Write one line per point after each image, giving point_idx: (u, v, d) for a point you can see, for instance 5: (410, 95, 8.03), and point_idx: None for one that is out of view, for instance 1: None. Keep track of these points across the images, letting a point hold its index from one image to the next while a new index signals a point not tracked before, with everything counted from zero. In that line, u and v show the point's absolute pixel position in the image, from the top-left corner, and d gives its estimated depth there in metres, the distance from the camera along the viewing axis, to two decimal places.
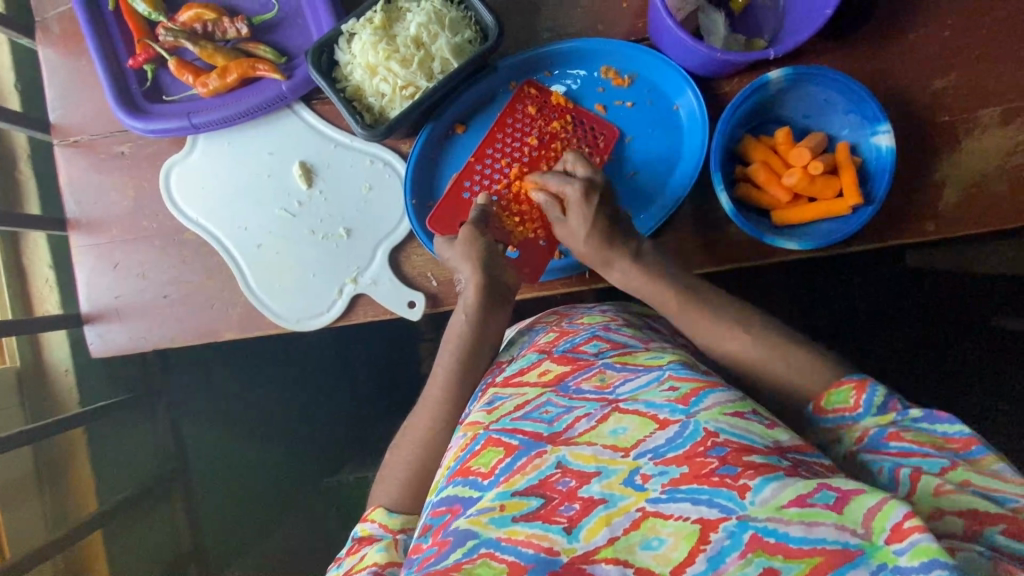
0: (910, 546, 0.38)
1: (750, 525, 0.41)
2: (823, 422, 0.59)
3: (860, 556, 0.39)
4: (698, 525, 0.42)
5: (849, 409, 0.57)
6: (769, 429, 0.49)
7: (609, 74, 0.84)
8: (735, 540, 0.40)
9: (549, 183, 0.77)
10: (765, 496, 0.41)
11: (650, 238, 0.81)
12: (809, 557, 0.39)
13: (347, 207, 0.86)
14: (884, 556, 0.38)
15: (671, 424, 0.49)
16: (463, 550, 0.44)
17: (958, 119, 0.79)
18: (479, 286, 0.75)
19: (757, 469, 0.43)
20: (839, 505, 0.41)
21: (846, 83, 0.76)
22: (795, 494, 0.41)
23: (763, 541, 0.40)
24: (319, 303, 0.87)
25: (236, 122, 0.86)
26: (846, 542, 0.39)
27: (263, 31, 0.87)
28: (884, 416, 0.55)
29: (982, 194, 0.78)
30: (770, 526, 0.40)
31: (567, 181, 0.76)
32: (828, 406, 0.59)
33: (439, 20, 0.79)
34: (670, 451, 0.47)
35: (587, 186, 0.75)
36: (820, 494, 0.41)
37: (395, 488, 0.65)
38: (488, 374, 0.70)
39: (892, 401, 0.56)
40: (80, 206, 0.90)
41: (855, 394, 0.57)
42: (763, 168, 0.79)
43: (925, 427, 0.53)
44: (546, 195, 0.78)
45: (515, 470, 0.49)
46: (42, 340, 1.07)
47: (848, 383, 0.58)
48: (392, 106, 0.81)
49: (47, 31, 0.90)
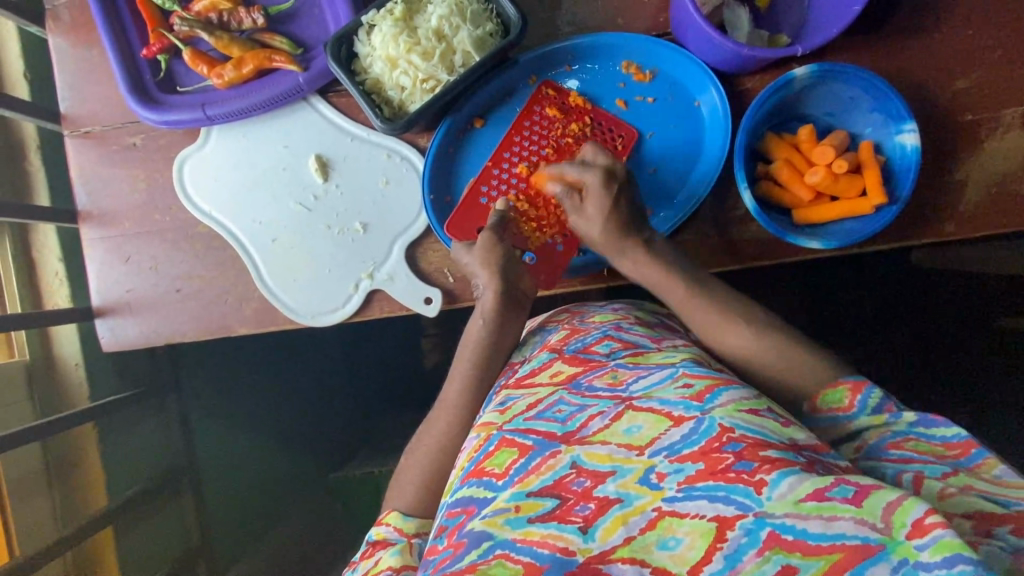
0: (932, 541, 0.37)
1: (767, 521, 0.40)
2: (818, 421, 0.59)
3: (882, 552, 0.38)
4: (715, 523, 0.41)
5: (844, 409, 0.58)
6: (785, 427, 0.48)
7: (630, 68, 0.83)
8: (752, 537, 0.40)
9: (565, 172, 0.76)
10: (782, 491, 0.41)
11: (667, 235, 0.80)
12: (827, 554, 0.38)
13: (362, 201, 0.85)
14: (906, 551, 0.37)
15: (685, 421, 0.47)
16: (479, 552, 0.43)
17: (980, 118, 0.78)
18: (497, 294, 0.74)
19: (774, 463, 0.42)
20: (858, 498, 0.40)
21: (872, 81, 0.75)
22: (813, 488, 0.40)
23: (781, 538, 0.39)
24: (335, 298, 0.86)
25: (252, 114, 0.85)
26: (866, 537, 0.38)
27: (279, 21, 0.86)
28: (878, 417, 0.56)
29: (1005, 194, 0.78)
30: (788, 522, 0.40)
31: (586, 170, 0.75)
32: (824, 405, 0.60)
33: (461, 13, 0.78)
34: (685, 448, 0.46)
35: (608, 175, 0.74)
36: (839, 488, 0.41)
37: (409, 490, 0.64)
38: (502, 376, 0.69)
39: (888, 403, 0.57)
40: (91, 197, 0.89)
41: (850, 394, 0.58)
42: (786, 166, 0.78)
43: (921, 431, 0.53)
44: (562, 185, 0.76)
45: (530, 470, 0.48)
46: (51, 334, 1.06)
47: (844, 385, 0.60)
48: (412, 100, 0.80)
49: (58, 18, 0.88)
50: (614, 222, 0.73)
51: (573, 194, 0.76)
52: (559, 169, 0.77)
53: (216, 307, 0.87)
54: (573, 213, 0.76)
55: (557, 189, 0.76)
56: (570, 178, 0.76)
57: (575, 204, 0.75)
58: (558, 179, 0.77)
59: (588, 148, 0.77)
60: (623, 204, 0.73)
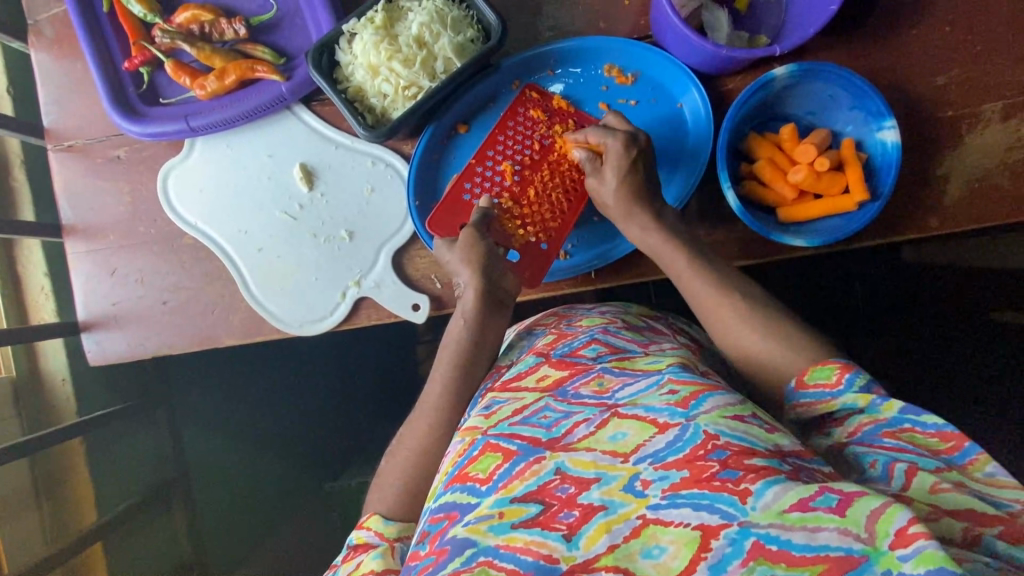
0: (915, 552, 0.37)
1: (752, 531, 0.40)
2: (802, 397, 0.58)
3: (865, 563, 0.38)
4: (699, 531, 0.41)
5: (831, 386, 0.56)
6: (770, 433, 0.48)
7: (612, 71, 0.83)
8: (737, 547, 0.40)
9: (588, 137, 0.77)
10: (767, 501, 0.41)
11: (678, 209, 0.81)
12: (811, 566, 0.38)
13: (347, 209, 0.85)
14: (889, 562, 0.38)
15: (671, 428, 0.47)
16: (461, 560, 0.43)
17: (961, 114, 0.79)
18: (478, 291, 0.74)
19: (759, 473, 0.42)
20: (842, 507, 0.40)
21: (851, 79, 0.76)
22: (797, 498, 0.41)
23: (766, 548, 0.39)
24: (321, 307, 0.85)
25: (235, 124, 0.85)
26: (850, 548, 0.38)
27: (261, 31, 0.86)
28: (865, 395, 0.54)
29: (985, 189, 0.78)
30: (773, 532, 0.40)
31: (612, 133, 0.76)
32: (809, 381, 0.58)
33: (442, 19, 0.78)
34: (670, 455, 0.45)
35: (628, 140, 0.75)
36: (823, 497, 0.41)
37: (395, 496, 0.64)
38: (486, 379, 0.69)
39: (875, 385, 0.55)
40: (75, 211, 0.89)
41: (838, 372, 0.56)
42: (769, 165, 0.78)
43: (912, 419, 0.52)
44: (586, 150, 0.77)
45: (514, 476, 0.48)
46: (37, 349, 1.06)
47: (832, 363, 0.58)
48: (394, 107, 0.80)
49: (40, 33, 0.88)
50: (631, 185, 0.75)
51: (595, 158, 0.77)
52: (582, 134, 0.78)
53: (202, 318, 0.87)
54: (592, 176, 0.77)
55: (582, 153, 0.77)
56: (593, 143, 0.77)
57: (596, 168, 0.77)
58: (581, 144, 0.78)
59: (611, 118, 0.79)
60: (640, 167, 0.75)
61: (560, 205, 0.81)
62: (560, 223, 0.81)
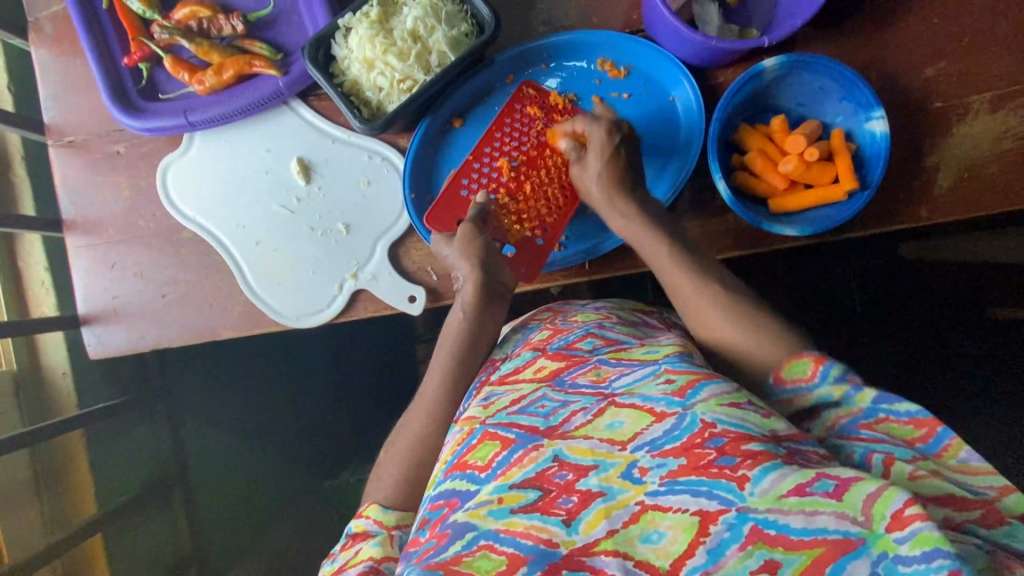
0: (911, 534, 0.38)
1: (750, 516, 0.40)
2: (781, 391, 0.58)
3: (861, 546, 0.39)
4: (698, 517, 0.41)
5: (806, 380, 0.57)
6: (766, 418, 0.48)
7: (605, 65, 0.84)
8: (735, 532, 0.40)
9: (574, 127, 0.79)
10: (764, 487, 0.41)
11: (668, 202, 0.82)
12: (809, 549, 0.39)
13: (343, 203, 0.86)
14: (885, 544, 0.39)
15: (667, 417, 0.47)
16: (462, 543, 0.44)
17: (949, 104, 0.79)
18: (477, 286, 0.75)
19: (756, 459, 0.43)
20: (839, 492, 0.41)
21: (839, 69, 0.77)
22: (794, 484, 0.41)
23: (764, 533, 0.40)
24: (318, 300, 0.86)
25: (232, 119, 0.86)
26: (847, 531, 0.39)
27: (259, 28, 0.87)
28: (839, 386, 0.55)
29: (974, 178, 0.79)
30: (770, 517, 0.40)
31: (596, 121, 0.77)
32: (787, 377, 0.58)
33: (436, 14, 0.80)
34: (667, 444, 0.46)
35: (612, 128, 0.76)
36: (819, 482, 0.41)
37: (392, 484, 0.65)
38: (481, 372, 0.69)
39: (850, 375, 0.56)
40: (75, 206, 0.90)
41: (813, 366, 0.57)
42: (760, 155, 0.79)
43: (885, 408, 0.52)
44: (571, 139, 0.79)
45: (513, 463, 0.48)
46: (38, 343, 1.08)
47: (806, 356, 0.58)
48: (389, 100, 0.81)
49: (40, 30, 0.90)
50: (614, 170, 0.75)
51: (579, 148, 0.78)
52: (570, 125, 0.79)
53: (201, 311, 0.88)
54: (576, 164, 0.78)
55: (567, 143, 0.78)
56: (579, 132, 0.79)
57: (580, 156, 0.78)
58: (567, 134, 0.80)
59: (597, 107, 0.80)
60: (622, 155, 0.76)
61: (557, 200, 0.82)
62: (555, 218, 0.82)
